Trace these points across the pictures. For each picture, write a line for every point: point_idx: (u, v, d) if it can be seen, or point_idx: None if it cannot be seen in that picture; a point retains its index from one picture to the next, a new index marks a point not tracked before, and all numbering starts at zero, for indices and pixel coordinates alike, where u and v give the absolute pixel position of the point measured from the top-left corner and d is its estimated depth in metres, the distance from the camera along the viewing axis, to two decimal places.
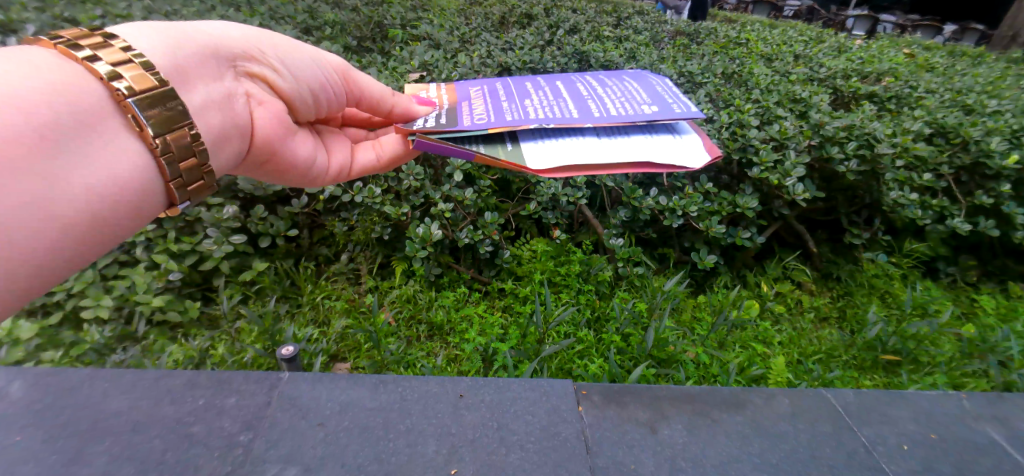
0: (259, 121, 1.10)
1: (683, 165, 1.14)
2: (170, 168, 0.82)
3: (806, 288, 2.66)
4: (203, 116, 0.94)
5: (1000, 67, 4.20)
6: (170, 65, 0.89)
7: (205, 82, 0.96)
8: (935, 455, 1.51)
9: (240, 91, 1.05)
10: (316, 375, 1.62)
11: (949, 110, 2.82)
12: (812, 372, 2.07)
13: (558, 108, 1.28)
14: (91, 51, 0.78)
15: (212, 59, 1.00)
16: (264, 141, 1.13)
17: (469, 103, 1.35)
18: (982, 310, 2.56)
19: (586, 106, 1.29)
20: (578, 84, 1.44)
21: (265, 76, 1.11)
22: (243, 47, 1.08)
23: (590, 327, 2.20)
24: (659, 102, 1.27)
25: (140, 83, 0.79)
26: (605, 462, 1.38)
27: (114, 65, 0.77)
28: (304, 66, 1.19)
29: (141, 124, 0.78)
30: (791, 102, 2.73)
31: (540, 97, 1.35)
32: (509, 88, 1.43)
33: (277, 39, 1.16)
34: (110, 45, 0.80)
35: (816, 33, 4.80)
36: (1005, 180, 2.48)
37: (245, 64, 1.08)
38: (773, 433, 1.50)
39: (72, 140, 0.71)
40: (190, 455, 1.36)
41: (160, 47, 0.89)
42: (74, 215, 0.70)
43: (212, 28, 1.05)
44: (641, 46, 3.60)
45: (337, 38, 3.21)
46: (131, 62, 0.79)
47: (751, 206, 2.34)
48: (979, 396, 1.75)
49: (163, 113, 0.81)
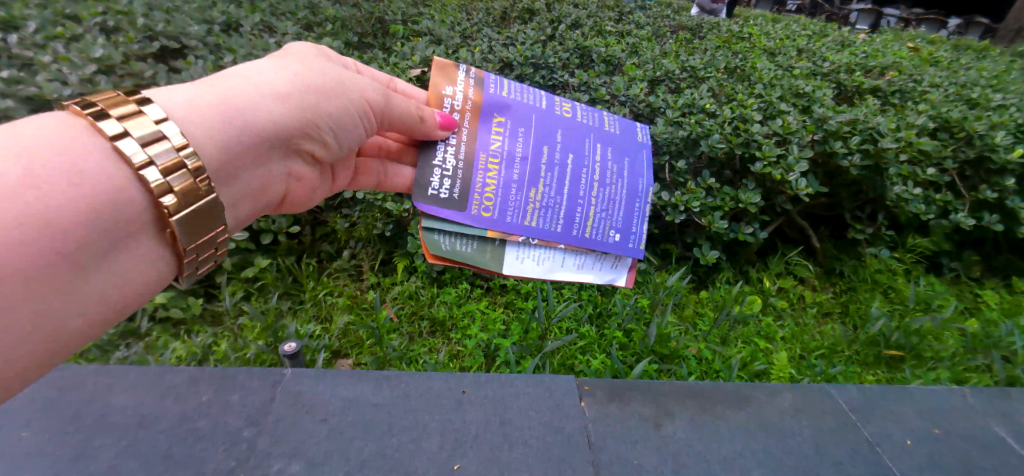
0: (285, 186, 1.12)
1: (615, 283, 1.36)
2: (188, 265, 0.85)
3: (808, 283, 2.65)
4: (234, 206, 1.00)
5: (1005, 61, 4.17)
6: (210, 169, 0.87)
7: (249, 174, 0.98)
8: (939, 451, 1.50)
9: (277, 167, 1.06)
10: (320, 371, 1.62)
11: (953, 104, 2.80)
12: (815, 367, 2.07)
13: (551, 206, 1.24)
14: (145, 148, 0.72)
15: (254, 144, 0.95)
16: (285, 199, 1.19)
17: (479, 169, 1.23)
18: (986, 305, 2.55)
19: (574, 214, 1.25)
20: (587, 163, 1.28)
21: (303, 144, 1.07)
22: (288, 120, 1.00)
23: (592, 322, 2.19)
24: (630, 230, 1.30)
25: (186, 196, 0.77)
26: (609, 458, 1.38)
27: (167, 175, 0.74)
28: (344, 126, 1.13)
29: (175, 236, 0.79)
30: (795, 96, 2.71)
31: (547, 181, 1.24)
32: (528, 147, 1.25)
33: (323, 97, 1.05)
34: (166, 142, 0.75)
35: (819, 28, 4.77)
36: (1009, 175, 2.47)
37: (287, 139, 1.02)
38: (777, 428, 1.50)
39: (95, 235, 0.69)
40: (195, 450, 1.36)
41: (202, 152, 0.85)
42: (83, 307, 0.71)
43: (274, 96, 0.97)
44: (643, 40, 3.59)
45: (338, 34, 3.20)
46: (184, 169, 0.76)
47: (753, 201, 2.33)
48: (984, 392, 1.74)
49: (198, 221, 0.81)
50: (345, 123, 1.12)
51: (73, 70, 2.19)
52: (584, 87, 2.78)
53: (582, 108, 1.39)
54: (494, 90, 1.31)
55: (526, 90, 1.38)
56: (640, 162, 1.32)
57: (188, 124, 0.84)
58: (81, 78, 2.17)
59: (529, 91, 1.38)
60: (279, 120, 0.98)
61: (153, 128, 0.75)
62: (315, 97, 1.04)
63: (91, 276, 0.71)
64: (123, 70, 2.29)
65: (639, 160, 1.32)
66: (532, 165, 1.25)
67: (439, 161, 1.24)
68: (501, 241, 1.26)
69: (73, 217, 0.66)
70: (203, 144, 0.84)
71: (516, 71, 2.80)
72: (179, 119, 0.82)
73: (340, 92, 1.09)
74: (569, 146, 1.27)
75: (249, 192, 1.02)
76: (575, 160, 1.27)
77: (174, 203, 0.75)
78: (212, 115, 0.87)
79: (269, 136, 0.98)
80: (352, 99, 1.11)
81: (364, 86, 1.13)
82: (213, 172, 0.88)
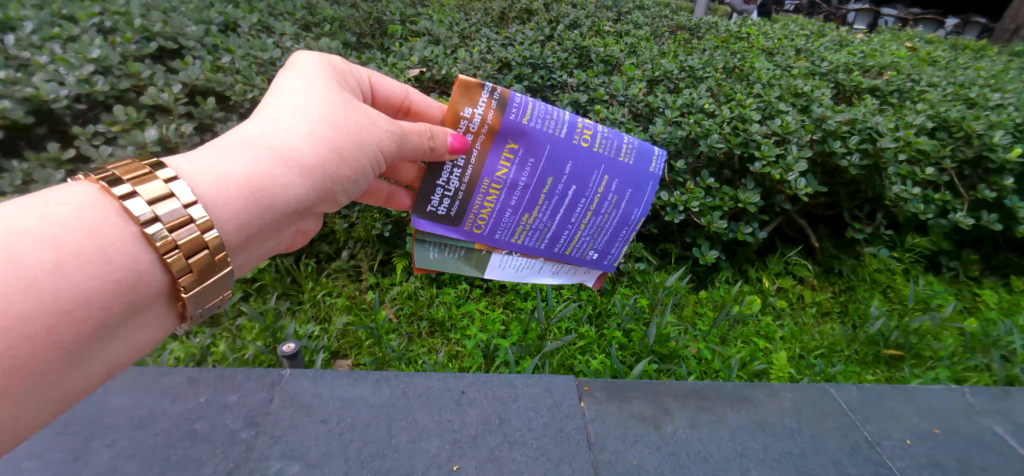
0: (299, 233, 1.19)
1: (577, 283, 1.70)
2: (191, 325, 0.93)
3: (807, 283, 2.64)
4: (248, 268, 1.06)
5: (1003, 61, 4.17)
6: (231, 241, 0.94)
7: (266, 242, 1.04)
8: (938, 451, 1.50)
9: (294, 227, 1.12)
10: (318, 372, 1.61)
11: (951, 103, 2.80)
12: (814, 366, 2.07)
13: (536, 232, 1.47)
14: (170, 232, 0.81)
15: (274, 217, 1.01)
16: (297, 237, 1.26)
17: (481, 192, 1.38)
18: (985, 305, 2.55)
19: (557, 237, 1.49)
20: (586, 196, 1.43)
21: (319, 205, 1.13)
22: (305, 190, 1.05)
23: (591, 323, 2.18)
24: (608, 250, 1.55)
25: (203, 270, 0.87)
26: (609, 458, 1.37)
27: (189, 258, 0.83)
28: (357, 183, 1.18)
29: (185, 305, 0.87)
30: (793, 96, 2.71)
31: (544, 208, 1.43)
32: (533, 177, 1.38)
33: (339, 162, 1.10)
34: (191, 223, 0.84)
35: (818, 28, 4.77)
36: (1007, 175, 2.47)
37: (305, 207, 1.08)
38: (777, 428, 1.50)
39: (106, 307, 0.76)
40: (193, 451, 1.36)
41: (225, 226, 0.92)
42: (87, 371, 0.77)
43: (294, 164, 1.02)
44: (642, 41, 3.59)
45: (336, 34, 3.19)
46: (205, 247, 0.86)
47: (752, 201, 2.32)
48: (983, 391, 1.74)
49: (209, 290, 0.89)
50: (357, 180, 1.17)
51: (70, 71, 2.18)
52: (583, 87, 2.78)
53: (604, 131, 1.42)
54: (515, 117, 1.32)
55: (550, 108, 1.38)
56: (643, 192, 1.46)
57: (212, 201, 0.90)
58: (79, 79, 2.17)
59: (553, 111, 1.37)
60: (299, 190, 1.03)
61: (180, 211, 0.83)
62: (331, 166, 1.08)
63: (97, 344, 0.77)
64: (120, 71, 2.28)
65: (642, 192, 1.45)
66: (532, 193, 1.40)
67: (444, 182, 1.36)
68: (486, 251, 1.51)
69: (87, 292, 0.73)
70: (225, 222, 0.91)
71: (515, 71, 2.79)
72: (207, 200, 0.89)
73: (356, 156, 1.12)
74: (573, 179, 1.40)
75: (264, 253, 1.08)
76: (575, 192, 1.41)
77: (191, 279, 0.84)
78: (236, 194, 0.93)
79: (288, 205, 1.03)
80: (365, 158, 1.14)
81: (378, 141, 1.15)
82: (232, 244, 0.94)
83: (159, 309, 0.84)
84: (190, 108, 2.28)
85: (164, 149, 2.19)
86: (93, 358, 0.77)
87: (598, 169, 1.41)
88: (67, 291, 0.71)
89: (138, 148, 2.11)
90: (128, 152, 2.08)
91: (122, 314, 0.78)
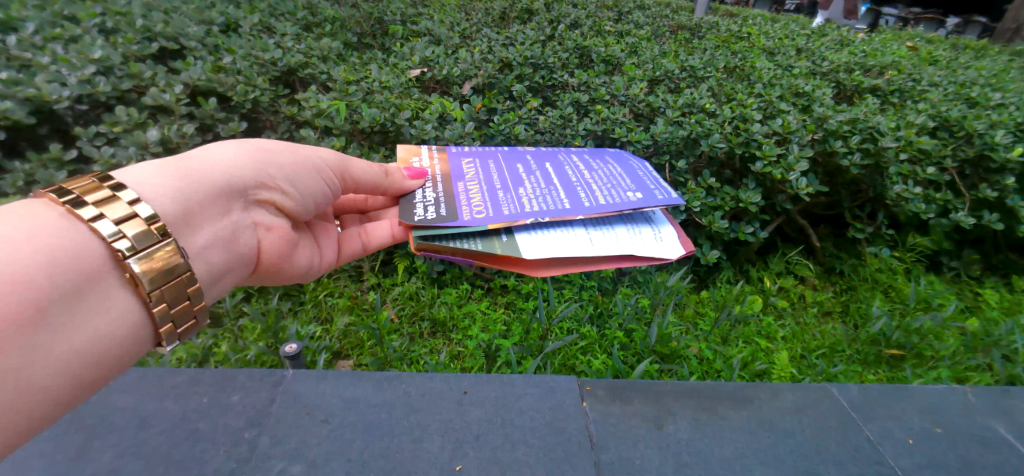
0: (266, 245, 1.20)
1: (659, 256, 1.26)
2: (159, 316, 0.88)
3: (809, 282, 2.65)
4: (210, 256, 1.04)
5: (1004, 60, 4.17)
6: (174, 212, 0.96)
7: (212, 223, 1.05)
8: (939, 450, 1.50)
9: (244, 220, 1.14)
10: (320, 372, 1.61)
11: (952, 103, 2.79)
12: (815, 366, 2.07)
13: (552, 199, 1.36)
14: (97, 206, 0.84)
15: (219, 196, 1.07)
16: (266, 263, 1.24)
17: (462, 188, 1.45)
18: (986, 304, 2.55)
19: (578, 195, 1.38)
20: (564, 170, 1.54)
21: (274, 200, 1.20)
22: (246, 173, 1.14)
23: (593, 322, 2.18)
24: (642, 189, 1.41)
25: (142, 240, 0.86)
26: (610, 458, 1.38)
27: (119, 224, 0.84)
28: (306, 182, 1.26)
29: (136, 279, 0.85)
30: (794, 96, 2.72)
31: (531, 182, 1.46)
32: (500, 171, 1.54)
33: (278, 158, 1.21)
34: (118, 200, 0.87)
35: (818, 27, 4.76)
36: (1009, 174, 2.46)
37: (258, 192, 1.16)
38: (779, 428, 1.50)
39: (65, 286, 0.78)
40: (196, 451, 1.36)
41: (165, 197, 0.96)
42: (67, 358, 0.77)
43: (224, 155, 1.12)
44: (642, 41, 3.59)
45: (337, 35, 3.19)
46: (136, 218, 0.86)
47: (754, 201, 2.32)
48: (984, 390, 1.74)
49: (162, 268, 0.88)
50: (297, 174, 1.24)
51: (71, 72, 2.18)
52: (584, 87, 2.78)
53: (540, 150, 1.76)
54: (457, 150, 1.69)
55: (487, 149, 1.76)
56: (606, 162, 1.62)
57: (149, 179, 0.96)
58: (80, 79, 2.17)
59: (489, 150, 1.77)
60: (231, 171, 1.11)
61: (106, 192, 0.87)
62: (269, 157, 1.19)
63: (68, 327, 0.78)
64: (122, 71, 2.28)
65: (605, 163, 1.62)
66: (511, 178, 1.49)
67: (422, 199, 1.40)
68: (509, 233, 1.27)
69: (38, 272, 0.75)
70: (155, 196, 0.95)
71: (516, 71, 2.79)
72: (134, 183, 0.94)
73: (295, 155, 1.25)
74: (536, 165, 1.57)
75: (221, 243, 1.06)
76: (547, 169, 1.54)
77: (128, 245, 0.84)
78: (174, 175, 1.01)
79: (220, 183, 1.08)
80: (301, 155, 1.26)
81: (317, 152, 1.29)
82: (172, 218, 0.96)
83: (116, 290, 0.84)
84: (191, 109, 2.28)
85: (165, 149, 2.19)
86: (60, 344, 0.76)
87: (547, 161, 1.63)
88: (19, 270, 0.73)
89: (140, 149, 2.12)
90: (129, 153, 2.09)
91: (79, 294, 0.79)
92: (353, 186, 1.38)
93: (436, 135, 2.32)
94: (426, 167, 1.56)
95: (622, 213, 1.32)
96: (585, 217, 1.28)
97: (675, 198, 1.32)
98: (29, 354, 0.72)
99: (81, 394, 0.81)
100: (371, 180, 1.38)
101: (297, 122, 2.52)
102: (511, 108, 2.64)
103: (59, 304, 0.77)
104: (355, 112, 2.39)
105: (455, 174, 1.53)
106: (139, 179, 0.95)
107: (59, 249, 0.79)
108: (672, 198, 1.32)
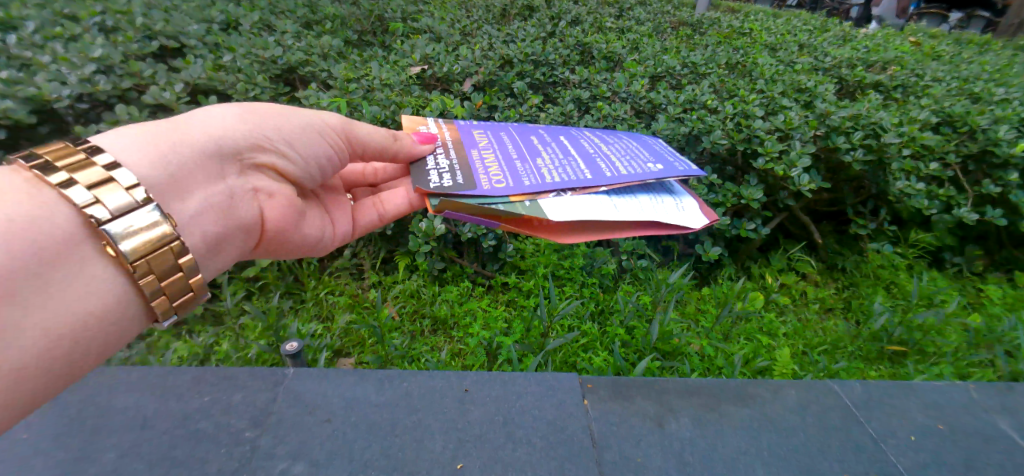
0: (269, 212, 1.21)
1: (684, 226, 1.25)
2: (146, 286, 0.88)
3: (811, 279, 2.64)
4: (205, 223, 1.05)
5: (1007, 55, 4.15)
6: (162, 179, 0.98)
7: (206, 187, 1.06)
8: (942, 447, 1.50)
9: (244, 185, 1.15)
10: (323, 371, 1.61)
11: (956, 98, 2.78)
12: (817, 363, 2.07)
13: (571, 169, 1.36)
14: (71, 174, 0.84)
15: (212, 162, 1.08)
16: (274, 232, 1.25)
17: (479, 156, 1.44)
18: (988, 300, 2.54)
19: (598, 165, 1.38)
20: (579, 143, 1.54)
21: (273, 165, 1.21)
22: (240, 139, 1.14)
23: (594, 320, 2.19)
24: (662, 161, 1.41)
25: (120, 208, 0.85)
26: (612, 457, 1.37)
27: (93, 193, 0.84)
28: (304, 146, 1.26)
29: (112, 248, 0.85)
30: (796, 92, 2.71)
31: (548, 154, 1.45)
32: (516, 142, 1.53)
33: (273, 122, 1.21)
34: (92, 168, 0.86)
35: (820, 22, 4.74)
36: (1012, 169, 2.44)
37: (254, 158, 1.17)
38: (782, 425, 1.50)
39: (36, 259, 0.78)
40: (199, 450, 1.36)
41: (152, 162, 0.97)
42: (47, 330, 0.79)
43: (216, 121, 1.13)
44: (644, 37, 3.58)
45: (338, 32, 3.18)
46: (110, 185, 0.86)
47: (755, 198, 2.32)
48: (987, 387, 1.73)
49: (143, 237, 0.87)
50: (297, 142, 1.24)
51: (72, 71, 2.18)
52: (585, 84, 2.78)
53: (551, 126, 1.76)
54: (468, 121, 1.68)
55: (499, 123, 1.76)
56: (620, 138, 1.63)
57: (135, 147, 0.97)
58: (80, 78, 2.17)
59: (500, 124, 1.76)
60: (224, 136, 1.12)
61: (82, 160, 0.87)
62: (262, 122, 1.19)
63: (44, 301, 0.79)
64: (121, 70, 2.28)
65: (619, 138, 1.63)
66: (527, 149, 1.48)
67: (435, 165, 1.39)
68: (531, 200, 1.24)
69: (6, 244, 0.76)
70: (141, 162, 0.96)
71: (517, 68, 2.79)
72: (119, 152, 0.95)
73: (290, 119, 1.24)
74: (551, 139, 1.57)
75: (218, 207, 1.08)
76: (563, 142, 1.54)
77: (102, 214, 0.83)
78: (164, 143, 1.02)
79: (213, 148, 1.09)
80: (296, 119, 1.25)
81: (312, 115, 1.29)
82: (160, 185, 0.97)
83: (93, 260, 0.85)
84: (191, 108, 2.28)
85: None
86: (35, 318, 0.78)
87: (560, 135, 1.63)
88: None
89: None
90: None
91: (53, 265, 0.80)
92: (357, 151, 1.38)
93: None
94: (438, 133, 1.56)
95: (644, 183, 1.31)
96: (609, 185, 1.27)
97: (696, 170, 1.32)
98: (3, 325, 0.74)
99: (71, 364, 0.83)
100: (375, 143, 1.36)
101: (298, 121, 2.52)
102: (512, 105, 2.64)
103: (31, 276, 0.78)
104: (355, 110, 2.39)
105: (468, 142, 1.52)
106: (123, 147, 0.96)
107: (27, 220, 0.79)
108: (693, 169, 1.32)
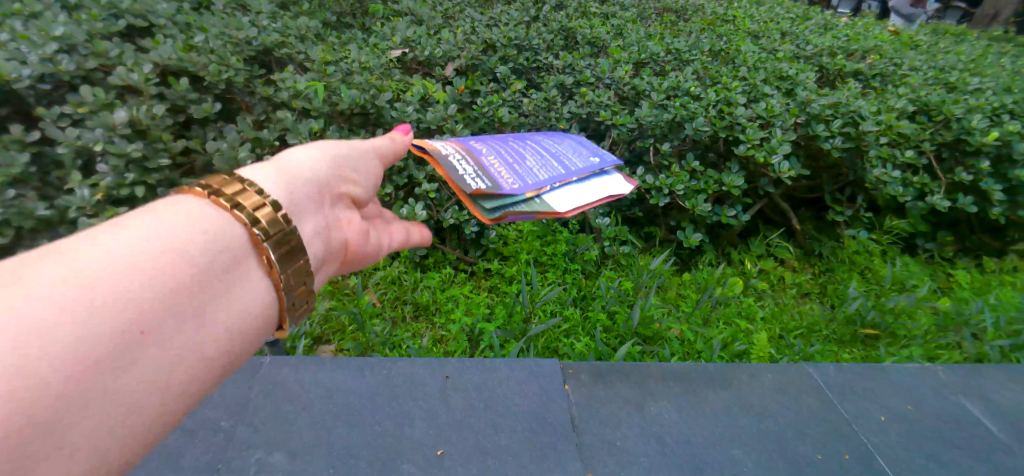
0: (356, 244, 1.06)
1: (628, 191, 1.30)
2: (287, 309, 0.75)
3: (788, 264, 2.70)
4: (316, 258, 0.90)
5: (982, 45, 4.23)
6: (287, 203, 0.83)
7: (315, 217, 0.90)
8: (911, 426, 1.54)
9: (339, 203, 1.01)
10: (301, 359, 1.58)
11: (932, 87, 2.82)
12: (793, 346, 2.12)
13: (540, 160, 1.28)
14: (226, 190, 0.72)
15: (315, 188, 0.93)
16: (353, 263, 1.08)
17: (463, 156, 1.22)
18: (958, 285, 2.62)
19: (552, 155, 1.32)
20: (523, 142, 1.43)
21: (356, 191, 1.07)
22: (329, 162, 1.00)
23: (576, 305, 2.21)
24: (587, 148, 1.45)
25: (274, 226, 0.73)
26: (591, 440, 1.38)
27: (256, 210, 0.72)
28: (372, 168, 1.13)
29: (271, 264, 0.72)
30: (778, 79, 2.73)
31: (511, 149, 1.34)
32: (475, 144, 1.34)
33: (349, 147, 1.08)
34: (243, 186, 0.74)
35: (803, 10, 4.76)
36: (984, 157, 2.50)
37: (343, 183, 1.02)
38: (758, 408, 1.52)
39: (209, 283, 0.64)
40: (173, 442, 1.32)
41: (275, 187, 0.83)
42: (208, 373, 0.62)
43: (305, 147, 0.98)
44: (628, 22, 3.55)
45: (315, 14, 3.09)
46: (267, 206, 0.74)
47: (736, 184, 2.33)
48: (955, 368, 1.79)
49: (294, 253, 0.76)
50: (361, 161, 1.10)
51: (32, 49, 2.08)
52: (569, 69, 2.76)
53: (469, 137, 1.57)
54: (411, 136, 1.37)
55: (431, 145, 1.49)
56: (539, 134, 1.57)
57: (257, 177, 0.82)
58: (41, 57, 2.07)
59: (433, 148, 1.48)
60: (319, 163, 0.97)
61: (235, 182, 0.75)
62: (340, 144, 1.05)
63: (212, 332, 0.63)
64: (86, 49, 2.18)
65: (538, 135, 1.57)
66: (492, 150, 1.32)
67: (453, 170, 1.14)
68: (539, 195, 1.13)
69: (185, 263, 0.62)
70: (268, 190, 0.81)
71: (500, 53, 2.75)
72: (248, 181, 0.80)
73: (360, 144, 1.12)
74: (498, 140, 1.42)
75: (324, 232, 0.93)
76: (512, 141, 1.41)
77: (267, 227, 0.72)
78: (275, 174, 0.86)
79: (314, 176, 0.94)
80: (365, 145, 1.13)
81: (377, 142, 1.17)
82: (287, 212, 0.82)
83: (253, 278, 0.71)
84: (162, 89, 2.20)
85: (134, 132, 2.12)
86: (205, 352, 0.62)
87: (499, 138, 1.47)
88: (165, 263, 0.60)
89: (108, 131, 2.06)
90: (97, 136, 2.03)
91: (222, 287, 0.66)
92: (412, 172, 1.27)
93: (417, 118, 2.28)
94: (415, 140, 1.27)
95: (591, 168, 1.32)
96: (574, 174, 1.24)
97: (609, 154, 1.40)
98: (173, 366, 0.57)
99: None
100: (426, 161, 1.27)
101: (274, 104, 2.45)
102: (495, 91, 2.60)
103: (206, 300, 0.63)
104: (334, 94, 2.34)
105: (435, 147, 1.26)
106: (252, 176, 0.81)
107: (200, 239, 0.65)
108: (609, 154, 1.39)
